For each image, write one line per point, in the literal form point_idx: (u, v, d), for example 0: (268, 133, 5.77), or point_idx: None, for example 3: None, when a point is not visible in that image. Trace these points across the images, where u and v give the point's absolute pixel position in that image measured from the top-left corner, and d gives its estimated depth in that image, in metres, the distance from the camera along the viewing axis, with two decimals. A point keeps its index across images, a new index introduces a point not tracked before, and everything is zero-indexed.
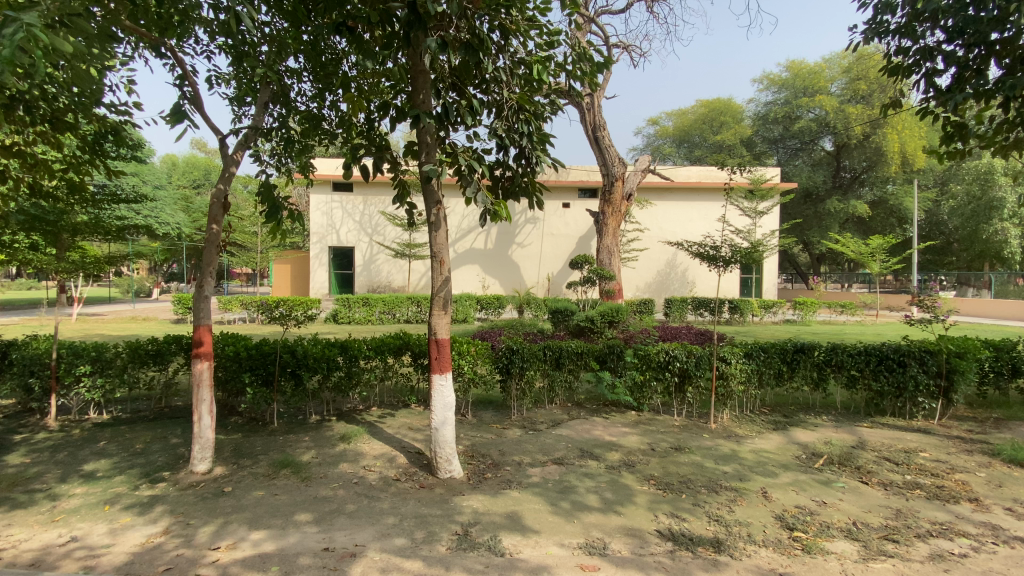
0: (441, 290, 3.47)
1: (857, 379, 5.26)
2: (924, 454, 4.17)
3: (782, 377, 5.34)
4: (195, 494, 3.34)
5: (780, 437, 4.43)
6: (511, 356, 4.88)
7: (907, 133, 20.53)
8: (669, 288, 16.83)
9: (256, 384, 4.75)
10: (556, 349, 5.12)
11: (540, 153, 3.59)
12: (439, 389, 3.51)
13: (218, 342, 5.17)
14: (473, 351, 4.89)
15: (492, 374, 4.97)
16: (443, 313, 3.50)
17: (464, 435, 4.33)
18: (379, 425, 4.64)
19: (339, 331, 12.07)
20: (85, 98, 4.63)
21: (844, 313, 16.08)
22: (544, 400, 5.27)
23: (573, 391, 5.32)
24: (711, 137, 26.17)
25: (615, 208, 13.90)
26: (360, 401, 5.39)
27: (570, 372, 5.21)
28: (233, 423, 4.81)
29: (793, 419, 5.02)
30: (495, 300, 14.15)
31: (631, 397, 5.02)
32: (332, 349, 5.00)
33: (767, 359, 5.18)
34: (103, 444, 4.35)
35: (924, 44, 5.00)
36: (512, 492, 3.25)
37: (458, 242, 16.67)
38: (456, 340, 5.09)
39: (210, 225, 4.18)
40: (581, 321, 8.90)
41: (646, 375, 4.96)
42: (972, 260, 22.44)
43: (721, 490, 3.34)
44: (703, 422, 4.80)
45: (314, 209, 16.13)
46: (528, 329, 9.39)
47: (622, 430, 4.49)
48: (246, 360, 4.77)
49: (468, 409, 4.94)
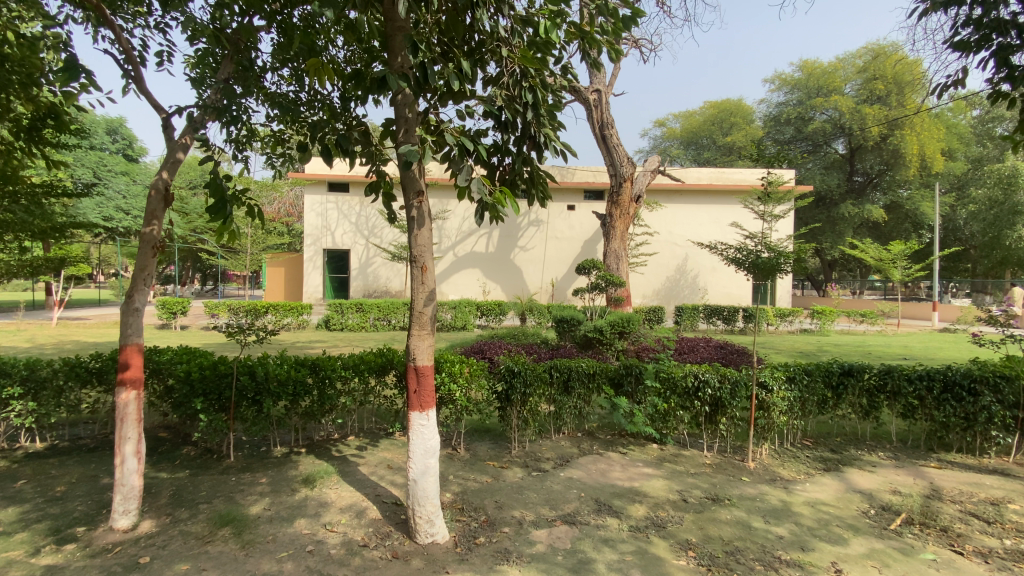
0: (424, 304, 2.73)
1: (915, 408, 4.54)
2: (1015, 508, 3.41)
3: (827, 404, 4.62)
4: (101, 566, 2.60)
5: (835, 482, 3.68)
6: (512, 379, 4.13)
7: (926, 135, 19.73)
8: (679, 296, 16.05)
9: (209, 410, 4.02)
10: (564, 370, 4.38)
11: (547, 132, 2.88)
12: (418, 432, 2.74)
13: (171, 358, 4.44)
14: (468, 372, 4.16)
15: (489, 401, 4.22)
16: (425, 334, 2.74)
17: (453, 478, 3.57)
18: (355, 463, 3.90)
19: (330, 338, 11.35)
20: (16, 74, 3.90)
21: (864, 322, 15.29)
22: (549, 429, 4.50)
23: (584, 419, 4.56)
24: (721, 138, 25.50)
25: (623, 209, 13.15)
26: (337, 428, 4.65)
27: (580, 397, 4.47)
28: (182, 457, 4.07)
29: (844, 456, 4.29)
30: (497, 306, 13.39)
31: (653, 428, 4.28)
32: (303, 368, 4.27)
33: (812, 384, 4.46)
34: (19, 485, 3.60)
35: (998, 15, 4.28)
36: (509, 571, 2.49)
37: (459, 246, 15.93)
38: (448, 358, 4.36)
39: (150, 223, 3.37)
40: (588, 331, 8.21)
41: (671, 403, 4.23)
42: (992, 267, 21.60)
43: (780, 565, 2.58)
44: (739, 460, 4.05)
45: (309, 209, 15.45)
46: (531, 339, 8.65)
47: (644, 472, 3.74)
48: (199, 383, 4.02)
49: (461, 441, 4.19)
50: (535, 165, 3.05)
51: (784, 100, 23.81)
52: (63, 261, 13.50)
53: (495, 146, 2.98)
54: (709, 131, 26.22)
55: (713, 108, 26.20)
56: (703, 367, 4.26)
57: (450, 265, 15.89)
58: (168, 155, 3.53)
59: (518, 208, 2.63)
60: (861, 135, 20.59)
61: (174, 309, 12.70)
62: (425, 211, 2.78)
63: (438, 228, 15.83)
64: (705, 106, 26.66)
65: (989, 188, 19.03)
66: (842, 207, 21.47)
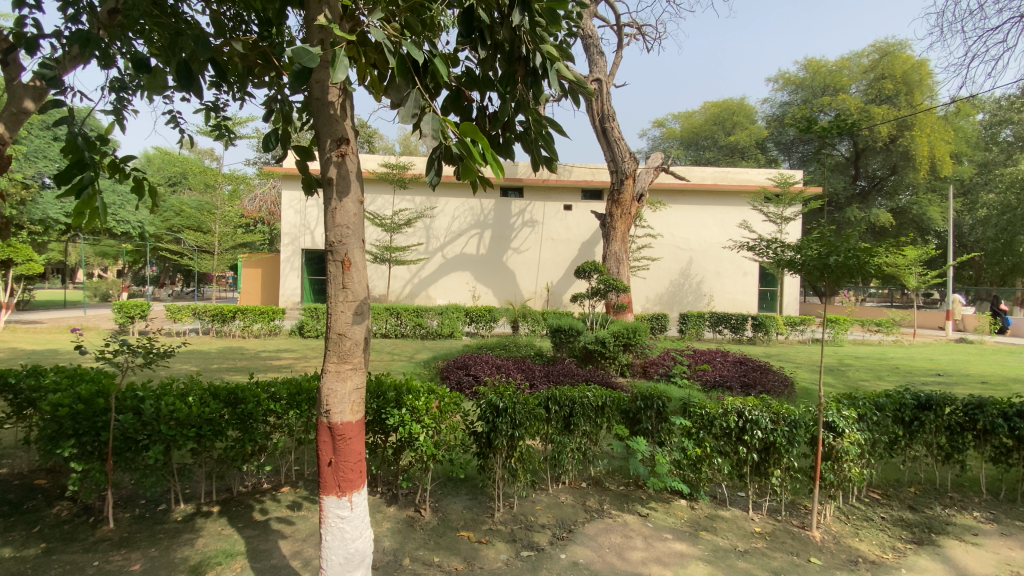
0: (347, 324, 1.68)
1: (1011, 452, 3.57)
2: None
3: (897, 447, 3.64)
4: None
5: (940, 568, 2.66)
6: (495, 419, 3.04)
7: (936, 136, 18.95)
8: (682, 302, 15.08)
9: (79, 458, 2.96)
10: (565, 402, 3.36)
11: (548, 49, 1.82)
12: (336, 528, 1.71)
13: (49, 387, 3.38)
14: (437, 409, 3.12)
15: (465, 445, 3.16)
16: (348, 373, 1.68)
17: (409, 566, 2.51)
18: (277, 535, 2.82)
19: (300, 347, 10.24)
20: None
21: (878, 332, 14.36)
22: (545, 480, 3.45)
23: (590, 464, 3.52)
24: (723, 139, 24.61)
25: (624, 209, 12.18)
26: (268, 477, 3.58)
27: (587, 436, 3.45)
28: (46, 525, 2.98)
29: (931, 518, 3.29)
30: (487, 312, 12.27)
31: (683, 481, 3.25)
32: (215, 401, 3.18)
33: (883, 422, 3.48)
34: None
35: None
36: None
37: (448, 247, 14.88)
38: (411, 387, 3.35)
39: None
40: (587, 342, 7.07)
41: (706, 448, 3.22)
42: (1004, 275, 20.67)
43: None
44: (800, 528, 3.01)
45: (287, 206, 14.35)
46: (522, 352, 7.54)
47: (678, 551, 2.70)
48: (69, 423, 2.94)
49: (427, 500, 3.12)
50: (532, 111, 2.05)
51: (789, 100, 23.11)
52: (11, 259, 12.30)
53: (469, 78, 1.98)
54: (710, 131, 25.26)
55: (713, 108, 25.40)
56: (743, 400, 3.30)
57: (438, 267, 14.84)
58: (7, 102, 2.51)
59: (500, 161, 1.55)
60: (869, 136, 19.71)
61: (131, 312, 11.53)
62: (350, 167, 1.73)
63: (426, 228, 14.80)
64: (705, 106, 25.86)
65: (1002, 193, 17.83)
66: (848, 211, 20.53)
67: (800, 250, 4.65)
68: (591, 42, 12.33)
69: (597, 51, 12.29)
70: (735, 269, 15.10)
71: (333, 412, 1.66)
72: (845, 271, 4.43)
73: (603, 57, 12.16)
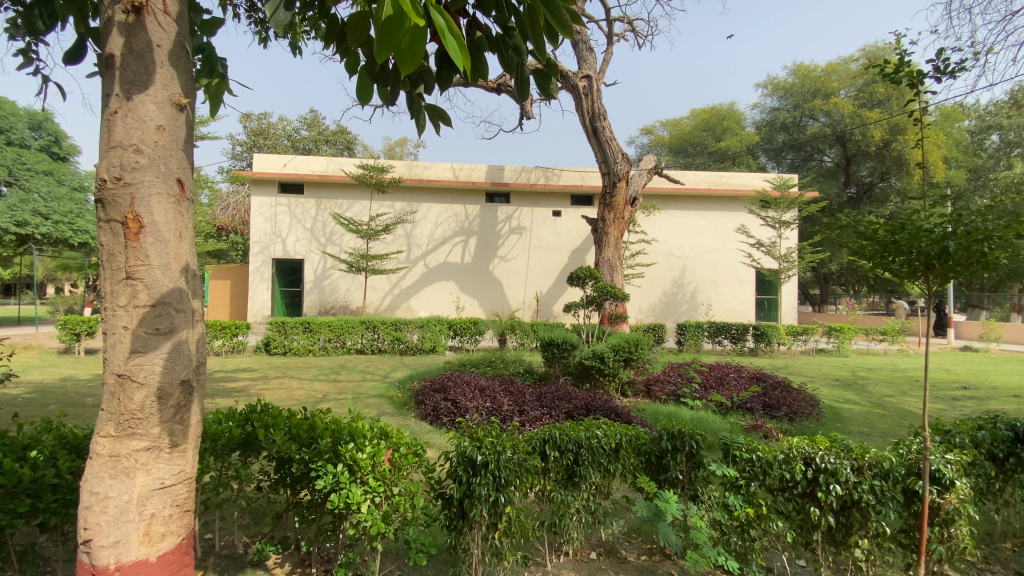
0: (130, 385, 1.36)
1: None
2: None
3: (993, 493, 2.83)
4: None
5: None
6: (470, 479, 2.14)
7: (929, 140, 18.63)
8: (678, 312, 14.31)
9: None
10: (567, 444, 2.51)
11: None
12: None
13: None
14: (389, 464, 2.21)
15: (434, 514, 2.25)
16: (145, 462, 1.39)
17: None
18: None
19: (263, 365, 9.18)
20: None
21: (883, 341, 13.69)
22: (542, 554, 2.55)
23: (601, 527, 2.63)
24: (713, 145, 24.20)
25: (616, 213, 11.41)
26: None
27: (596, 490, 2.60)
28: None
29: None
30: (472, 325, 11.35)
31: (733, 555, 2.39)
32: (74, 457, 2.23)
33: (982, 464, 2.67)
34: None
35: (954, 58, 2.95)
36: None
37: (430, 255, 13.98)
38: (358, 426, 2.45)
39: None
40: (583, 357, 6.14)
41: (763, 509, 2.38)
42: (1000, 281, 20.22)
43: None
44: None
45: (256, 213, 13.35)
46: (510, 372, 6.57)
47: None
48: None
49: None
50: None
51: (777, 105, 22.80)
52: None
53: None
54: (700, 138, 24.87)
55: (702, 115, 25.04)
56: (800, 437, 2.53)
57: (420, 276, 13.91)
58: None
59: (462, 41, 0.84)
60: (862, 140, 19.34)
61: (77, 328, 10.30)
62: (150, 36, 1.40)
63: (407, 235, 13.90)
64: (694, 114, 25.56)
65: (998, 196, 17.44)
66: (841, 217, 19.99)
67: (883, 231, 3.41)
68: (579, 39, 11.74)
69: (587, 47, 11.72)
70: (731, 276, 14.44)
71: (110, 550, 1.36)
72: (965, 260, 3.23)
73: (592, 54, 11.55)
